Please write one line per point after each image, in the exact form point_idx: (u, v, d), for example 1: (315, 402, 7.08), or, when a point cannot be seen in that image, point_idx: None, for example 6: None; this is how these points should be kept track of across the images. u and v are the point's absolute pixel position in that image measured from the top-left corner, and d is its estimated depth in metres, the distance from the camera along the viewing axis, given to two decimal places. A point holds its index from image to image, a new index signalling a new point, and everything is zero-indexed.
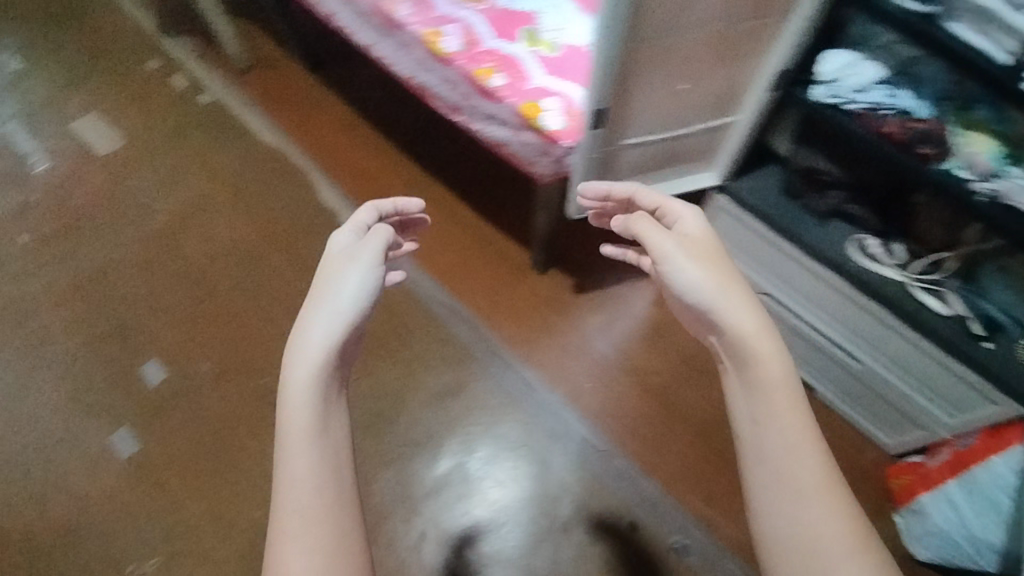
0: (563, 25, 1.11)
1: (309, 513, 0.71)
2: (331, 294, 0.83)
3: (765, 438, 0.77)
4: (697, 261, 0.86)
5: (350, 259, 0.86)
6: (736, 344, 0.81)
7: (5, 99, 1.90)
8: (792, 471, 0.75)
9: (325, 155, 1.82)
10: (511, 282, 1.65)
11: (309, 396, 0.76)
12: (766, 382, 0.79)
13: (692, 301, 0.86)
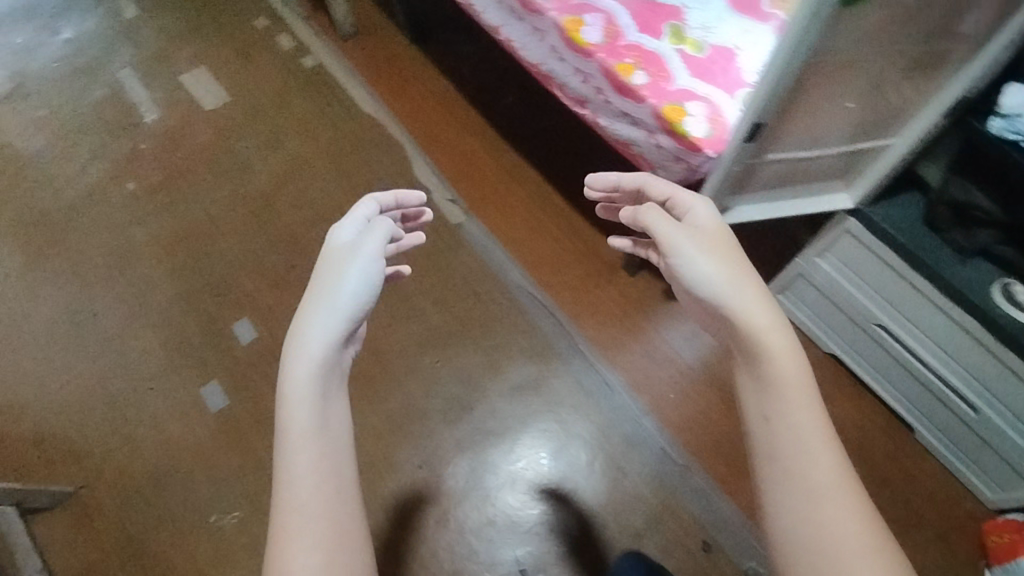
0: (711, 24, 1.04)
1: (306, 511, 0.73)
2: (328, 294, 0.83)
3: (778, 436, 0.74)
4: (705, 253, 0.82)
5: (348, 256, 0.85)
6: (744, 339, 0.78)
7: (120, 45, 1.94)
8: (806, 471, 0.72)
9: (422, 130, 1.80)
10: (600, 280, 1.61)
11: (305, 398, 0.78)
12: (780, 380, 0.75)
13: (700, 295, 0.82)
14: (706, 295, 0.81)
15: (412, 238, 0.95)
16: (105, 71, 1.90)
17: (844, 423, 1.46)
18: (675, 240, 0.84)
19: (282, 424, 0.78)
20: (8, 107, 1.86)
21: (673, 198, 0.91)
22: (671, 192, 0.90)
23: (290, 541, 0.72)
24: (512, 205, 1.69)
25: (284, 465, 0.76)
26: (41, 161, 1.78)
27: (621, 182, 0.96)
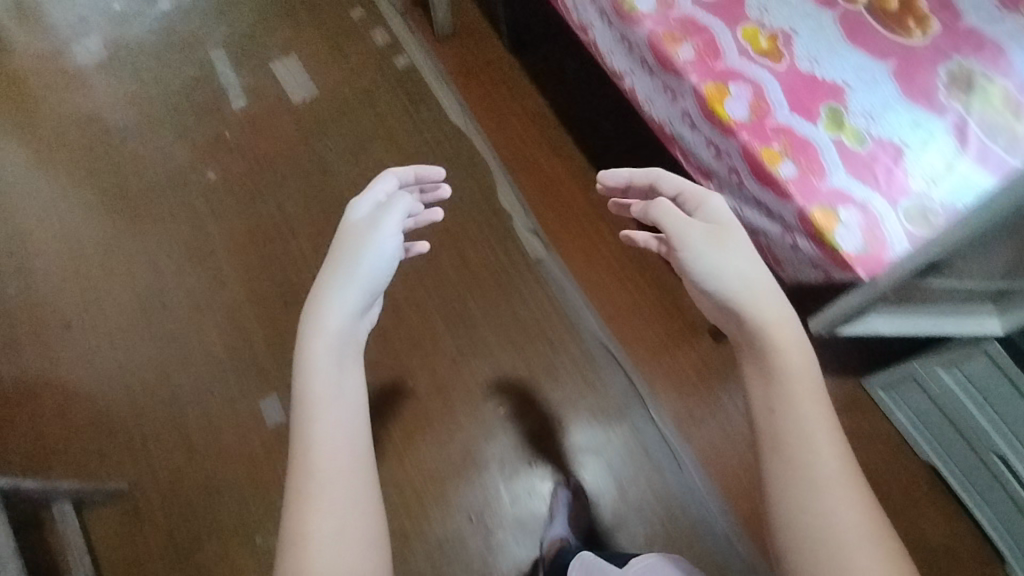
0: (876, 111, 0.91)
1: (327, 486, 0.67)
2: (349, 267, 0.80)
3: (782, 427, 0.67)
4: (715, 248, 0.78)
5: (370, 228, 0.83)
6: (752, 330, 0.73)
7: (214, 22, 1.90)
8: (810, 462, 0.65)
9: (509, 149, 1.71)
10: (681, 340, 1.49)
11: (326, 365, 0.73)
12: (787, 371, 0.69)
13: (712, 292, 0.78)
14: (717, 289, 0.77)
15: (429, 215, 0.93)
16: (197, 49, 1.87)
17: (930, 540, 1.33)
18: (686, 237, 0.81)
19: (303, 390, 0.72)
20: (102, 76, 1.86)
21: (686, 194, 0.87)
22: (682, 187, 0.86)
23: (310, 520, 0.65)
24: (595, 244, 1.60)
25: (307, 436, 0.70)
26: (127, 137, 1.78)
27: (633, 183, 0.92)
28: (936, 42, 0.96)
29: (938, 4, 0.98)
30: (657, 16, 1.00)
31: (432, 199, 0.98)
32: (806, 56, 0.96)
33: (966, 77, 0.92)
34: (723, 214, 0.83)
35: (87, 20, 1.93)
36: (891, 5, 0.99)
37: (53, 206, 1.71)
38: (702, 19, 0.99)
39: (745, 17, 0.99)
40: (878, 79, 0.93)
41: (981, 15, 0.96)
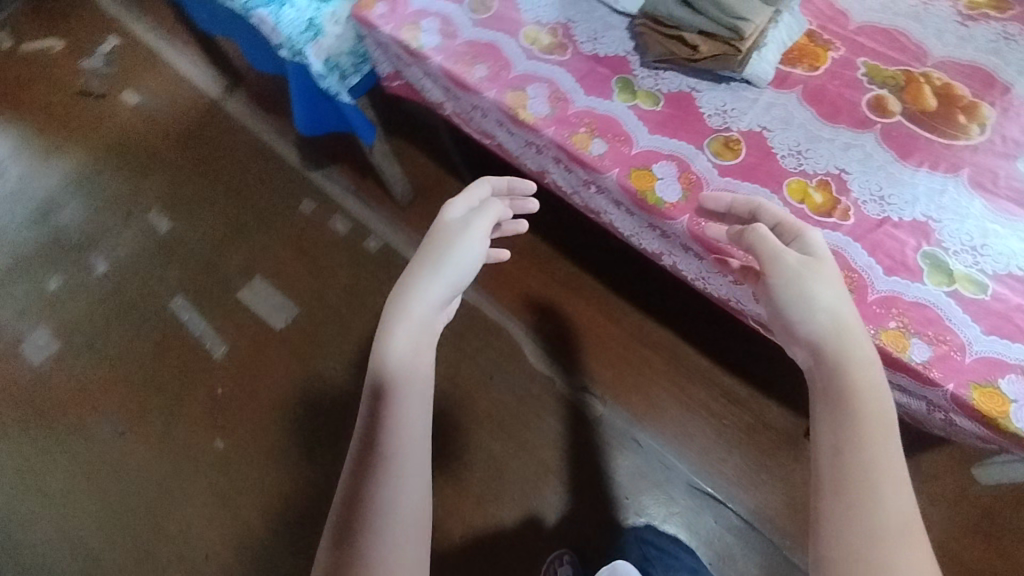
0: (978, 242, 0.79)
1: (413, 379, 0.68)
2: (447, 240, 0.78)
3: (847, 470, 0.62)
4: (817, 281, 0.71)
5: (468, 224, 0.80)
6: (830, 370, 0.68)
7: (164, 270, 1.74)
8: (874, 512, 0.60)
9: (520, 303, 1.56)
10: (782, 456, 1.36)
11: (429, 283, 0.74)
12: (860, 416, 0.65)
13: (796, 322, 0.72)
14: (803, 314, 0.71)
15: (514, 226, 0.89)
16: (156, 304, 1.70)
17: None
18: (782, 268, 0.74)
19: (410, 288, 0.74)
20: (60, 371, 1.67)
21: (783, 223, 0.78)
22: (781, 216, 0.78)
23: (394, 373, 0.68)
24: (651, 378, 1.45)
25: (409, 317, 0.71)
26: (111, 431, 1.59)
27: (732, 209, 0.82)
28: (996, 135, 0.85)
29: (979, 88, 0.88)
30: (688, 202, 0.87)
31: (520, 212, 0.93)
32: (871, 198, 0.84)
33: None
34: (826, 249, 0.75)
35: (26, 312, 1.75)
36: (930, 104, 0.89)
37: (56, 540, 1.51)
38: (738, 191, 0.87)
39: (782, 173, 0.87)
40: (964, 205, 0.81)
41: None
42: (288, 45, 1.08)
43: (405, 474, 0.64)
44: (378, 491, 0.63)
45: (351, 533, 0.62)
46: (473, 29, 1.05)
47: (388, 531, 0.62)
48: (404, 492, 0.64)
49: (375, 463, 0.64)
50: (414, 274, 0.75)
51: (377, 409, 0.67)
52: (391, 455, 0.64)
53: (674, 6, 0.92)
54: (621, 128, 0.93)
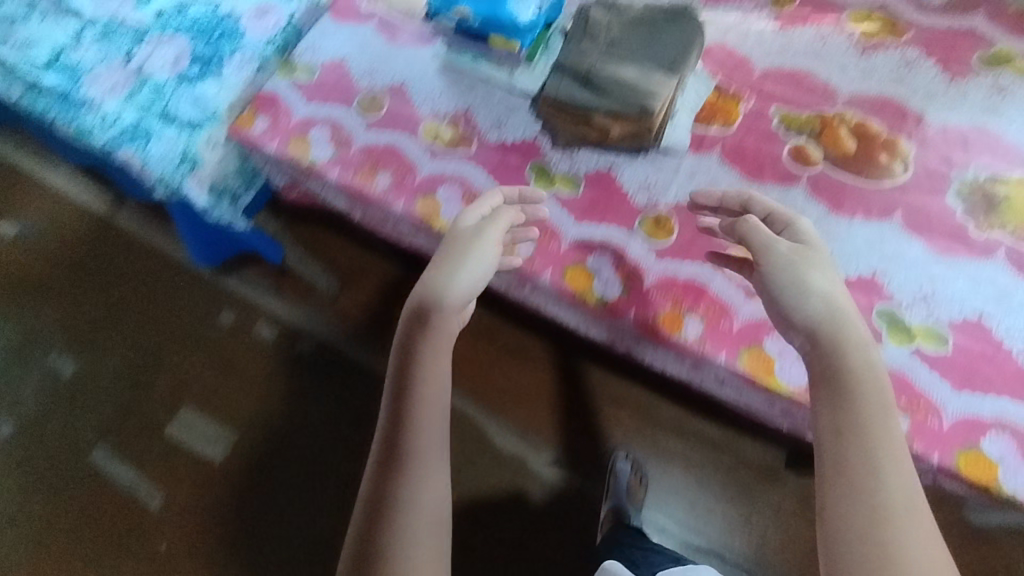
0: (928, 290, 0.76)
1: (431, 385, 0.74)
2: (462, 252, 0.79)
3: (847, 448, 0.63)
4: (808, 268, 0.71)
5: (480, 233, 0.80)
6: (828, 354, 0.67)
7: (78, 419, 1.57)
8: (877, 491, 0.61)
9: (475, 381, 1.47)
10: (767, 491, 1.33)
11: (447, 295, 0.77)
12: (860, 395, 0.65)
13: (791, 309, 0.70)
14: (798, 301, 0.70)
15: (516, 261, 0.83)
16: (74, 461, 1.53)
17: None
18: (776, 257, 0.73)
19: (433, 302, 0.77)
20: None
21: (774, 212, 0.78)
22: (771, 205, 0.78)
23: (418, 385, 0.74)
24: (622, 435, 1.39)
25: (434, 331, 0.76)
26: None
27: (722, 204, 0.82)
28: (920, 170, 0.83)
29: (892, 123, 0.86)
30: (631, 294, 0.81)
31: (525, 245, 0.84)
32: None
33: (984, 193, 0.80)
34: (817, 238, 0.75)
35: None
36: (850, 147, 0.86)
37: None
38: (679, 274, 0.81)
39: (719, 246, 0.83)
40: (904, 251, 0.79)
41: (944, 111, 0.86)
42: (164, 184, 0.97)
43: (425, 475, 0.71)
44: (402, 491, 0.70)
45: (377, 532, 0.68)
46: (367, 132, 0.97)
47: (412, 525, 0.69)
48: (426, 488, 0.71)
49: (399, 462, 0.71)
50: (434, 289, 0.77)
51: (400, 410, 0.74)
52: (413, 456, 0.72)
53: (573, 88, 0.84)
54: (546, 221, 0.86)
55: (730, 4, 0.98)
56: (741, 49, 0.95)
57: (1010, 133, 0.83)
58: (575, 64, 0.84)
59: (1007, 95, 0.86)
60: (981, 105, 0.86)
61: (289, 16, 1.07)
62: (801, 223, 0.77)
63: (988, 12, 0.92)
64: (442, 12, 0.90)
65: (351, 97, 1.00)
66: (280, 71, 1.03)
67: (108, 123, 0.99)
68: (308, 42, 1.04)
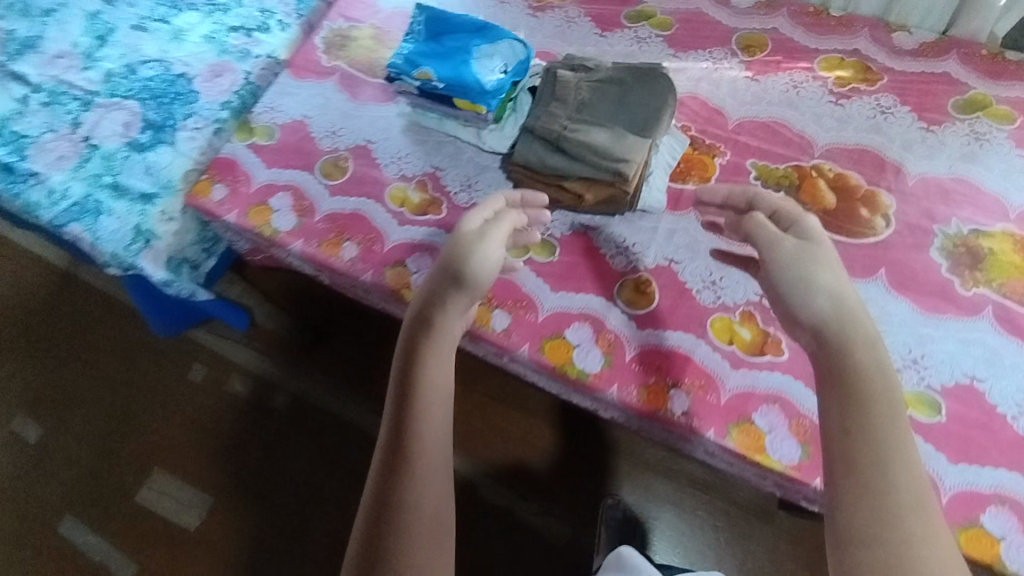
0: (917, 353, 0.74)
1: (435, 385, 0.67)
2: (467, 251, 0.74)
3: (857, 447, 0.59)
4: (813, 265, 0.69)
5: (486, 231, 0.75)
6: (833, 350, 0.64)
7: (42, 489, 1.49)
8: (888, 493, 0.56)
9: (458, 431, 1.42)
10: (760, 533, 1.30)
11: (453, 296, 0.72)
12: (869, 392, 0.61)
13: (796, 306, 0.68)
14: (803, 298, 0.68)
15: (501, 322, 0.81)
16: (38, 536, 1.45)
17: None
18: (781, 253, 0.71)
19: (438, 303, 0.72)
20: None
21: (780, 210, 0.75)
22: (778, 203, 0.75)
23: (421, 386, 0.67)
24: (611, 482, 1.36)
25: (438, 331, 0.70)
26: None
27: (728, 201, 0.79)
28: (901, 225, 0.81)
29: (870, 175, 0.84)
30: (613, 367, 0.77)
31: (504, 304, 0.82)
32: None
33: (967, 248, 0.78)
34: (823, 232, 0.73)
35: None
36: (830, 200, 0.84)
37: None
38: (663, 343, 0.78)
39: (703, 310, 0.80)
40: (891, 311, 0.77)
41: (923, 160, 0.85)
42: (115, 262, 0.92)
43: (429, 481, 0.63)
44: (405, 498, 0.61)
45: (381, 543, 0.59)
46: (331, 199, 0.93)
47: (416, 535, 0.60)
48: (430, 496, 0.62)
49: (403, 466, 0.63)
50: (439, 290, 0.72)
51: (403, 413, 0.66)
52: (415, 461, 0.63)
53: (544, 152, 0.80)
54: (521, 291, 0.83)
55: (700, 52, 0.96)
56: (714, 100, 0.93)
57: (987, 183, 0.82)
58: (544, 127, 0.80)
59: (985, 143, 0.85)
60: (959, 153, 0.84)
61: (245, 76, 1.02)
62: (810, 217, 0.74)
63: (960, 55, 0.90)
64: (405, 73, 0.86)
65: (313, 160, 0.96)
66: (237, 135, 0.98)
67: (54, 199, 0.93)
68: (266, 103, 1.00)
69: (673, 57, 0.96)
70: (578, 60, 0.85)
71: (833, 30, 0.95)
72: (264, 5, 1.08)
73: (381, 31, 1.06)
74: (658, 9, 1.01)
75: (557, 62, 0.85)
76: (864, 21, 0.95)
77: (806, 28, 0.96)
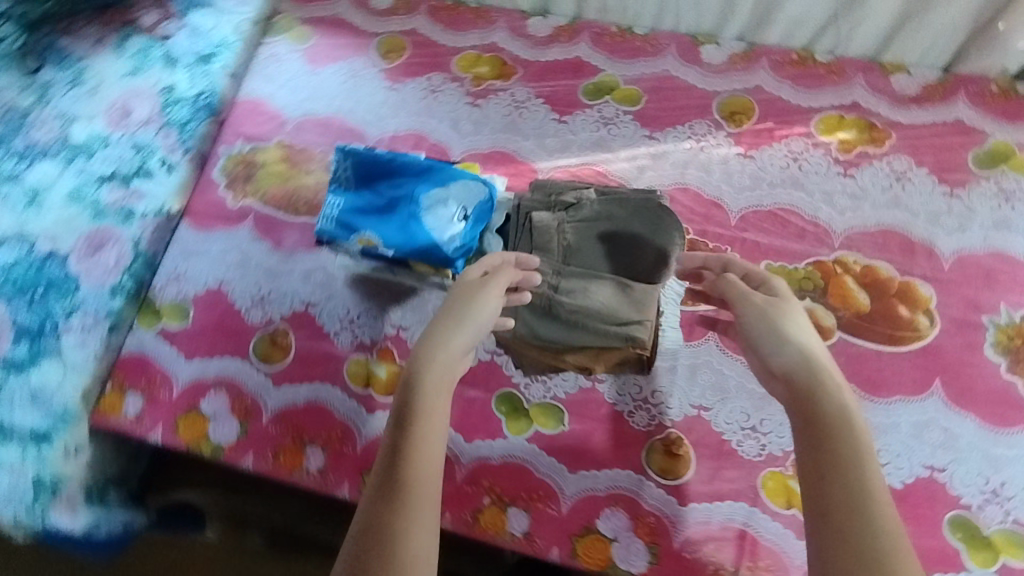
0: (993, 481, 0.66)
1: (438, 415, 0.52)
2: (474, 289, 0.59)
3: (832, 497, 0.45)
4: (784, 324, 0.56)
5: (487, 276, 0.61)
6: (800, 399, 0.51)
7: None
8: (871, 542, 0.42)
9: None
10: None
11: (458, 330, 0.57)
12: (846, 441, 0.48)
13: (765, 360, 0.55)
14: (776, 345, 0.55)
15: (518, 521, 0.69)
16: None
17: None
18: (748, 309, 0.58)
19: (443, 330, 0.57)
20: None
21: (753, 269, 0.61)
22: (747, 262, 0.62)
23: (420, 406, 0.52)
24: None
25: (441, 359, 0.55)
26: None
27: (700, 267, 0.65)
28: (946, 321, 0.72)
29: (900, 264, 0.74)
30: (662, 562, 0.66)
31: (516, 496, 0.70)
32: None
33: (1023, 340, 0.70)
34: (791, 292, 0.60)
35: None
36: (864, 301, 0.73)
37: None
38: (712, 517, 0.67)
39: (748, 465, 0.69)
40: (956, 432, 0.68)
41: (954, 235, 0.74)
42: (24, 526, 0.75)
43: (425, 503, 0.46)
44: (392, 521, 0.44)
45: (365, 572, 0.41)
46: (278, 390, 0.75)
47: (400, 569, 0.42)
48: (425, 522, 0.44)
49: (395, 491, 0.46)
50: (443, 320, 0.58)
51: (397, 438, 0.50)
52: (414, 483, 0.47)
53: (534, 318, 0.65)
54: (534, 478, 0.70)
55: (679, 129, 0.82)
56: (707, 189, 0.79)
57: None
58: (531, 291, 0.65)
59: (1017, 203, 0.75)
60: (991, 219, 0.74)
61: (134, 244, 0.81)
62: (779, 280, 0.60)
63: (969, 95, 0.79)
64: (342, 238, 0.68)
65: (246, 342, 0.78)
66: (140, 321, 0.79)
67: None
68: (169, 271, 0.81)
69: (650, 139, 0.82)
70: (552, 191, 0.69)
71: (824, 81, 0.82)
72: (137, 140, 0.85)
73: (293, 150, 0.86)
74: (620, 78, 0.85)
75: (529, 197, 0.69)
76: (856, 65, 0.82)
77: (793, 81, 0.83)
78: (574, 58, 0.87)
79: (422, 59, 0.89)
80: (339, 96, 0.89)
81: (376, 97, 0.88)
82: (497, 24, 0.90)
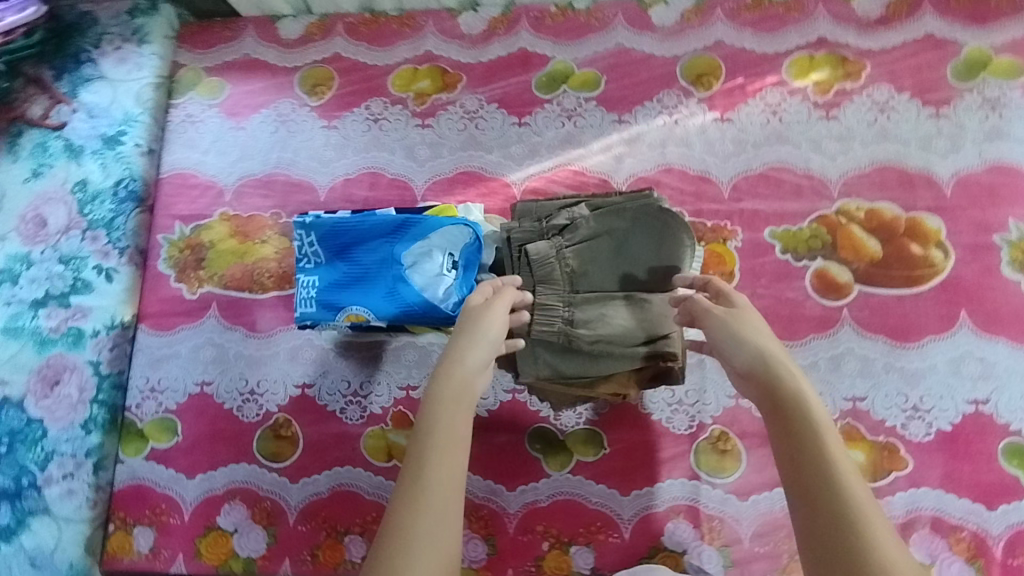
0: None
1: (454, 432, 0.46)
2: (482, 307, 0.54)
3: (799, 478, 0.42)
4: (740, 328, 0.51)
5: (491, 299, 0.55)
6: (762, 394, 0.47)
7: None
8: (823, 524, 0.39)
9: None
10: None
11: (471, 344, 0.52)
12: (807, 424, 0.44)
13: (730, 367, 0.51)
14: (733, 345, 0.51)
15: (583, 557, 0.66)
16: None
17: None
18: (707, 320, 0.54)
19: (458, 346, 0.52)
20: None
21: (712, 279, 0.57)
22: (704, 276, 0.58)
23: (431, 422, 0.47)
24: None
25: (456, 374, 0.50)
26: None
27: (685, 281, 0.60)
28: (959, 249, 0.70)
29: (903, 200, 0.71)
30: (737, 563, 0.64)
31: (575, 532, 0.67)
32: (907, 415, 0.67)
33: None
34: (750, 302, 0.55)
35: None
36: (875, 248, 0.70)
37: None
38: (776, 504, 0.66)
39: None
40: (992, 360, 0.67)
41: (949, 157, 0.72)
42: None
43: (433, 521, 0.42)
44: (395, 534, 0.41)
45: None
46: (298, 485, 0.70)
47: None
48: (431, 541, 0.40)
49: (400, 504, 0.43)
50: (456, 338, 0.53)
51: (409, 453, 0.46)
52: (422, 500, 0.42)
53: (557, 359, 0.60)
54: (589, 510, 0.67)
55: (648, 106, 0.76)
56: (692, 164, 0.74)
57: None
58: (546, 330, 0.59)
59: (1004, 110, 0.72)
60: (982, 132, 0.72)
61: (94, 366, 0.73)
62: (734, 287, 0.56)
63: (935, 5, 0.75)
64: (326, 320, 0.62)
65: (247, 442, 0.72)
66: (124, 451, 0.73)
67: None
68: (143, 386, 0.74)
69: (620, 123, 0.76)
70: (541, 215, 0.63)
71: (786, 21, 0.77)
72: (63, 251, 0.76)
73: (240, 219, 0.78)
74: (573, 63, 0.78)
75: (519, 228, 0.62)
76: None
77: (753, 28, 0.77)
78: (518, 50, 0.80)
79: (354, 87, 0.81)
80: (274, 148, 0.80)
81: (315, 139, 0.80)
82: (426, 29, 0.82)
